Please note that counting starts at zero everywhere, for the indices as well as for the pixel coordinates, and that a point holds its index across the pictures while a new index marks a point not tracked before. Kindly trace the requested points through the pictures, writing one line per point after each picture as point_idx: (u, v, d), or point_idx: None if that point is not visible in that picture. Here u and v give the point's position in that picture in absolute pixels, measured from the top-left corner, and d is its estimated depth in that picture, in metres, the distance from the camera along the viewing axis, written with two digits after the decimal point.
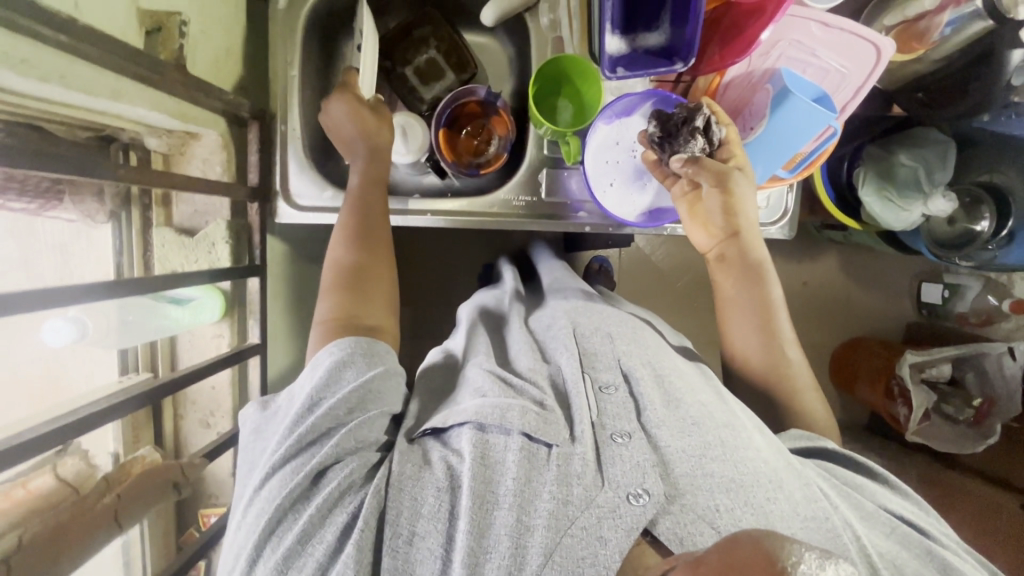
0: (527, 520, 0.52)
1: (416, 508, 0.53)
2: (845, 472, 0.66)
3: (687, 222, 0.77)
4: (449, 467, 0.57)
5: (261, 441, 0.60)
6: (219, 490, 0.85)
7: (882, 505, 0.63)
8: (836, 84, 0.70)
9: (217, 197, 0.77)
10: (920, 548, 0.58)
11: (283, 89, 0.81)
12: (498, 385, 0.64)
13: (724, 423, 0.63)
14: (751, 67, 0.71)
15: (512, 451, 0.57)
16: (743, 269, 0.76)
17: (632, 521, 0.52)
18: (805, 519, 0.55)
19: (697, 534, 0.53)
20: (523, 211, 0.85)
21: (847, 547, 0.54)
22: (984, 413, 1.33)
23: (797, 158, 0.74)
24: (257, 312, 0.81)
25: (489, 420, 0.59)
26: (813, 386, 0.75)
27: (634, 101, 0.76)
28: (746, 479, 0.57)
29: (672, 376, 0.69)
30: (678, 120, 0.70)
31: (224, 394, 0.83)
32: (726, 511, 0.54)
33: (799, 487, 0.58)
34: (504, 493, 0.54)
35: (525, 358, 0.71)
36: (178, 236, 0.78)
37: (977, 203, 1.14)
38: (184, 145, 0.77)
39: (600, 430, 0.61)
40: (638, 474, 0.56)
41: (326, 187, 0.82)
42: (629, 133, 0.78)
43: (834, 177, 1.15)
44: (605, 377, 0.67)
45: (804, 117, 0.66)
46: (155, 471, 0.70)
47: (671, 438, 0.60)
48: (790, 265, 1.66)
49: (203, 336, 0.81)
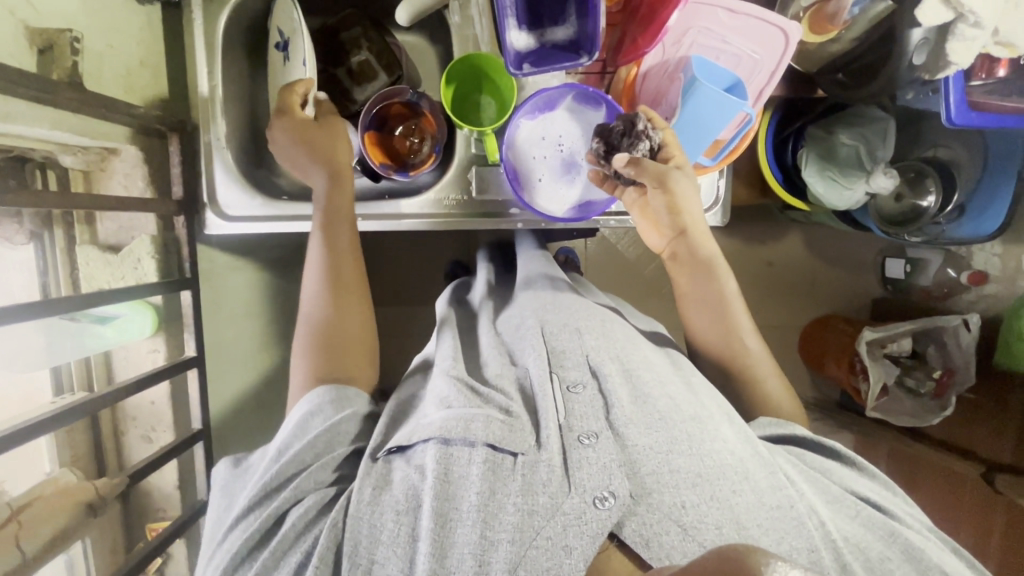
0: (491, 536, 0.49)
1: (375, 534, 0.51)
2: (811, 457, 0.64)
3: (638, 220, 0.76)
4: (410, 486, 0.53)
5: (231, 497, 0.60)
6: (166, 503, 0.86)
7: (845, 486, 0.62)
8: (750, 69, 0.70)
9: (140, 213, 0.77)
10: (882, 530, 0.57)
11: (204, 100, 0.81)
12: (464, 394, 0.60)
13: (691, 416, 0.60)
14: (665, 56, 0.71)
15: (475, 464, 0.54)
16: (696, 267, 0.74)
17: (597, 526, 0.50)
18: (769, 510, 0.54)
19: (664, 533, 0.51)
20: (456, 212, 0.85)
21: (812, 535, 0.52)
22: (944, 385, 1.34)
23: (720, 143, 0.75)
24: (192, 325, 0.81)
25: (452, 434, 0.55)
26: (777, 370, 0.73)
27: (553, 95, 0.75)
28: (713, 473, 0.55)
29: (641, 369, 0.65)
30: (615, 133, 0.69)
31: (165, 409, 0.83)
32: (693, 508, 0.52)
33: (764, 476, 0.56)
34: (465, 510, 0.51)
35: (492, 364, 0.68)
36: (103, 253, 0.78)
37: (922, 177, 1.16)
38: (103, 161, 0.76)
39: (567, 432, 0.57)
40: (605, 475, 0.53)
41: (256, 196, 0.83)
42: (554, 128, 0.77)
43: (779, 159, 1.13)
44: (573, 375, 0.63)
45: (715, 103, 0.66)
46: (69, 492, 0.70)
47: (638, 435, 0.57)
48: (755, 246, 1.67)
49: (138, 352, 0.81)
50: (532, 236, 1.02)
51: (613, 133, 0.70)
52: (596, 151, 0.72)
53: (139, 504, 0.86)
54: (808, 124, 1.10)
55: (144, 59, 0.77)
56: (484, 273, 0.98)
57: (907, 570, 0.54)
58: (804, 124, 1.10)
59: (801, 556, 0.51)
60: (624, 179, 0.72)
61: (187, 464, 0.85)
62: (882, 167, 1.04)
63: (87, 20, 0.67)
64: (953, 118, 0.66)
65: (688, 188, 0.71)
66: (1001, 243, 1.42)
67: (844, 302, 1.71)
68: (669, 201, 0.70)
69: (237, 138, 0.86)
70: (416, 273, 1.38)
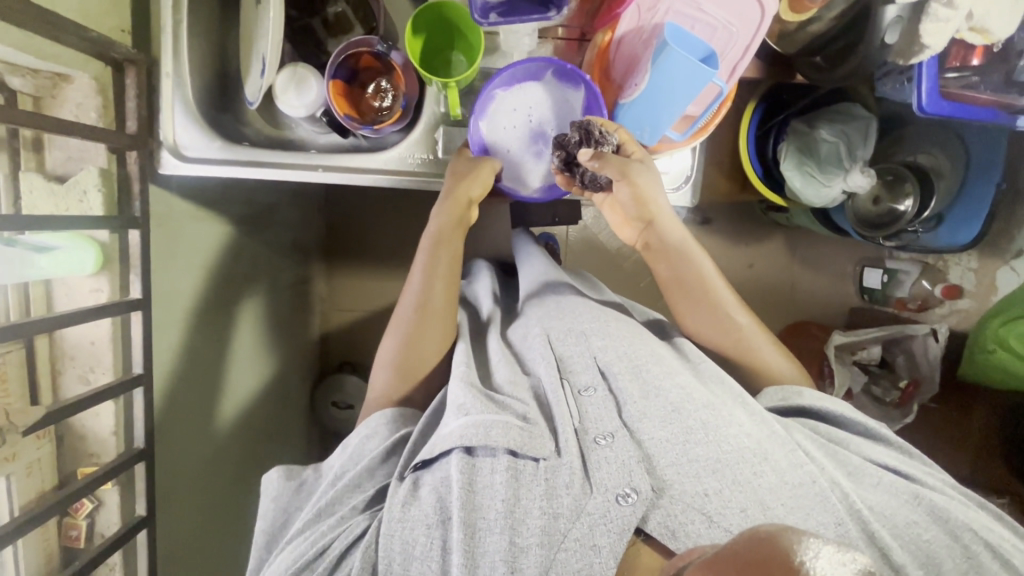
0: (519, 542, 0.51)
1: (408, 549, 0.53)
2: (831, 430, 0.65)
3: (611, 216, 0.78)
4: (439, 497, 0.55)
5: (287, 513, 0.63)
6: (102, 449, 0.83)
7: (865, 454, 0.63)
8: (725, 42, 0.69)
9: (90, 143, 0.74)
10: (905, 494, 0.58)
11: (166, 33, 0.78)
12: (480, 401, 0.62)
13: (705, 404, 0.61)
14: (639, 22, 0.70)
15: (499, 473, 0.56)
16: (669, 254, 0.75)
17: (623, 522, 0.51)
18: (792, 488, 0.55)
19: (688, 523, 0.52)
20: (421, 170, 0.82)
21: (837, 509, 0.53)
22: (909, 394, 1.33)
23: (691, 117, 0.73)
24: (138, 266, 0.78)
25: (472, 444, 0.57)
26: (773, 339, 0.74)
27: (535, 67, 0.73)
28: (731, 458, 0.56)
29: (649, 364, 0.66)
30: (572, 143, 0.70)
31: (104, 350, 0.80)
32: (716, 494, 0.53)
33: (783, 455, 0.57)
34: (492, 518, 0.52)
35: (502, 371, 0.70)
36: (49, 182, 0.74)
37: (900, 181, 1.15)
38: (54, 87, 0.73)
39: (583, 434, 0.60)
40: (625, 473, 0.54)
41: (215, 139, 0.82)
42: (526, 100, 0.75)
43: (761, 154, 1.12)
44: (584, 379, 0.66)
45: (685, 71, 0.64)
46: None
47: (652, 430, 0.59)
48: (736, 247, 1.66)
49: (80, 289, 0.77)
50: (531, 239, 1.02)
51: (569, 143, 0.71)
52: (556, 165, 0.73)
53: (73, 448, 0.83)
54: (792, 117, 1.08)
55: None
56: (486, 272, 0.97)
57: (936, 533, 0.55)
58: (788, 117, 1.08)
59: (827, 530, 0.52)
60: (591, 184, 0.73)
61: (125, 410, 0.82)
62: (859, 167, 1.04)
63: None
64: (924, 106, 0.65)
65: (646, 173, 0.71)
66: (976, 258, 1.45)
67: (820, 309, 1.71)
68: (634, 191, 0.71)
69: (200, 78, 0.83)
70: None
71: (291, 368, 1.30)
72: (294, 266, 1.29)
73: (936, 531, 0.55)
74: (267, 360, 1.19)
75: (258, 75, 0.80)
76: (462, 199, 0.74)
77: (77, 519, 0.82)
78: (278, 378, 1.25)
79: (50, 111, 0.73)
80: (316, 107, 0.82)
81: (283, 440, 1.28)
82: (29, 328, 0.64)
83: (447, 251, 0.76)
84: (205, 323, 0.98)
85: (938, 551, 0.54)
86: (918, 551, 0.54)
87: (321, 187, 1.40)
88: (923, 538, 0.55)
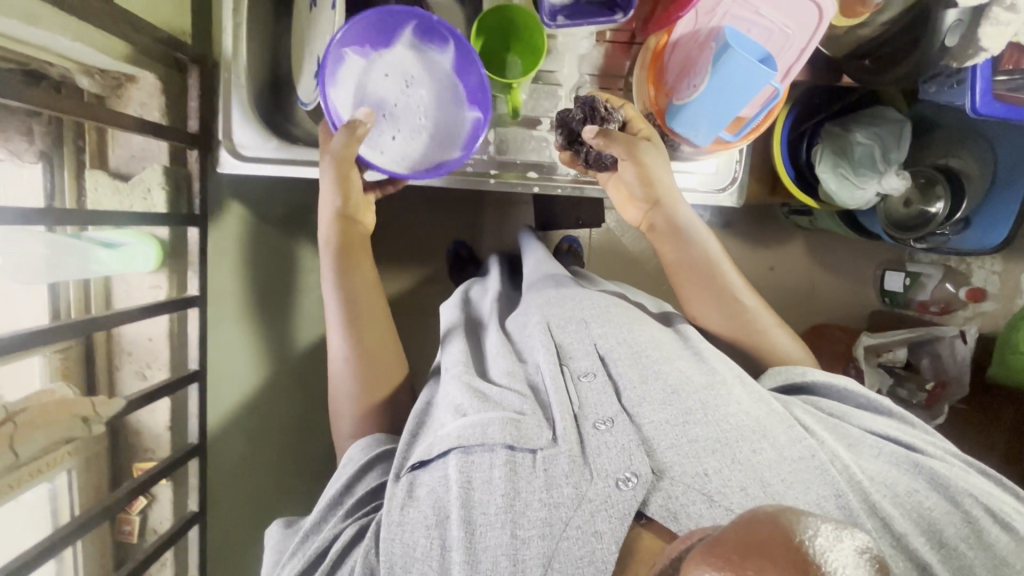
0: (521, 534, 0.51)
1: (409, 552, 0.52)
2: (829, 404, 0.65)
3: (614, 195, 0.80)
4: (436, 497, 0.55)
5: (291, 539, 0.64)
6: (155, 444, 0.84)
7: (863, 426, 0.63)
8: (781, 45, 0.70)
9: (154, 141, 0.76)
10: (906, 463, 0.58)
11: (226, 35, 0.80)
12: (476, 398, 0.61)
13: (704, 385, 0.62)
14: (696, 25, 0.71)
15: (497, 468, 0.55)
16: (676, 236, 0.76)
17: (624, 507, 0.52)
18: (792, 462, 0.55)
19: (689, 504, 0.52)
20: (473, 172, 0.83)
21: (836, 481, 0.54)
22: (936, 395, 1.33)
23: (743, 120, 0.75)
24: (196, 262, 0.79)
25: (470, 441, 0.56)
26: (778, 320, 0.75)
27: (386, 18, 0.69)
28: (731, 437, 0.57)
29: (649, 349, 0.67)
30: (575, 119, 0.76)
31: (162, 346, 0.81)
32: (715, 474, 0.54)
33: (783, 431, 0.57)
34: (493, 512, 0.52)
35: (502, 363, 0.68)
36: (113, 181, 0.77)
37: (931, 184, 1.16)
38: (121, 87, 0.75)
39: (582, 421, 0.59)
40: (625, 457, 0.55)
41: (271, 137, 0.82)
42: (365, 85, 0.72)
43: (794, 156, 1.13)
44: (583, 365, 0.65)
45: (744, 75, 0.66)
46: (64, 403, 0.66)
47: (651, 413, 0.59)
48: (756, 249, 1.67)
49: (138, 286, 0.78)
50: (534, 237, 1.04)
51: (572, 120, 0.76)
52: (561, 140, 0.79)
53: (127, 444, 0.84)
54: (825, 120, 1.10)
55: None
56: (495, 273, 0.97)
57: (936, 501, 0.55)
58: (822, 120, 1.10)
59: (827, 502, 0.52)
60: (595, 162, 0.78)
61: (180, 405, 0.83)
62: (894, 169, 1.06)
63: None
64: (977, 108, 0.67)
65: (655, 155, 0.74)
66: (999, 261, 1.49)
67: (840, 312, 1.72)
68: (642, 169, 0.74)
69: (257, 80, 0.85)
70: (422, 247, 1.38)
71: None
72: None
73: (937, 498, 0.55)
74: None
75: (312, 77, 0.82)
76: (330, 217, 0.74)
77: (129, 515, 0.84)
78: None
79: (116, 111, 0.75)
80: None
81: None
82: (102, 322, 0.65)
83: (356, 282, 0.73)
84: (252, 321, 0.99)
85: (940, 518, 0.54)
86: (920, 518, 0.54)
87: None
88: (925, 505, 0.55)
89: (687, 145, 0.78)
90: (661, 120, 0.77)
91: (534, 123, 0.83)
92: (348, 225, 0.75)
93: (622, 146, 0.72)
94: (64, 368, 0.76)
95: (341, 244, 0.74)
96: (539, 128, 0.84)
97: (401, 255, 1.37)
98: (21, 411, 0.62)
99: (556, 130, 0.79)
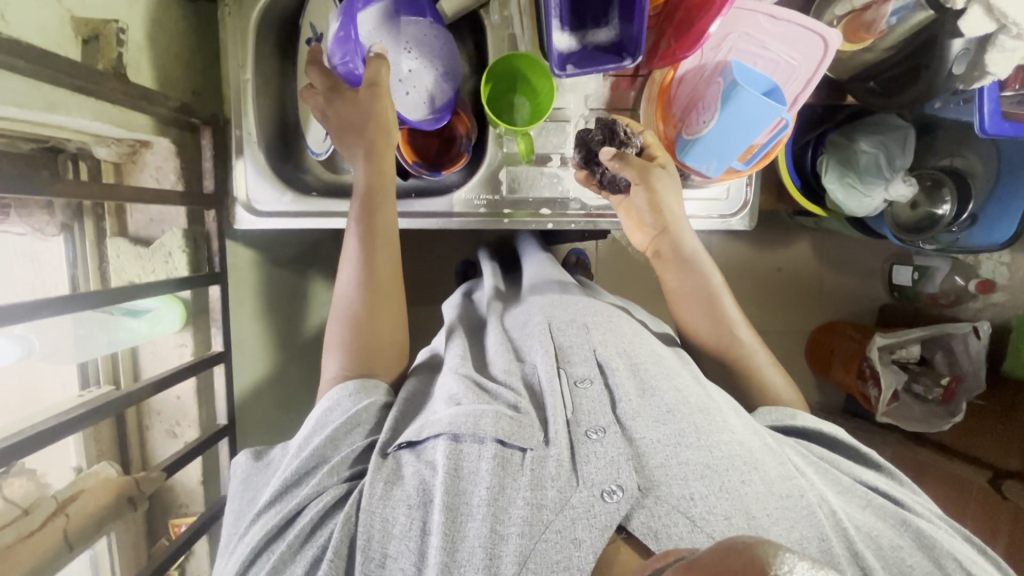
0: (500, 530, 0.50)
1: (388, 529, 0.52)
2: (822, 451, 0.66)
3: (624, 221, 0.80)
4: (421, 481, 0.55)
5: (256, 489, 0.61)
6: (190, 499, 0.85)
7: (853, 477, 0.64)
8: (786, 76, 0.72)
9: (172, 206, 0.76)
10: (894, 519, 0.58)
11: (235, 93, 0.81)
12: (472, 391, 0.63)
13: (700, 408, 0.62)
14: (703, 61, 0.73)
15: (485, 459, 0.55)
16: (680, 263, 0.77)
17: (606, 519, 0.51)
18: (779, 499, 0.54)
19: (671, 525, 0.52)
20: (485, 212, 0.85)
21: (822, 524, 0.53)
22: (951, 391, 1.35)
23: (753, 149, 0.75)
24: (220, 319, 0.80)
25: (461, 430, 0.57)
26: (773, 364, 0.75)
27: None
28: (721, 463, 0.56)
29: (647, 364, 0.68)
30: (596, 140, 0.78)
31: (190, 404, 0.82)
32: (702, 499, 0.53)
33: (773, 466, 0.57)
34: (475, 504, 0.52)
35: (500, 360, 0.71)
36: (134, 246, 0.77)
37: (938, 186, 1.17)
38: (135, 153, 0.76)
39: (574, 427, 0.59)
40: (613, 468, 0.54)
41: (285, 192, 0.83)
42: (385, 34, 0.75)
43: (798, 165, 1.14)
44: (581, 371, 0.66)
45: (753, 110, 0.66)
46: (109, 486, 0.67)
47: (644, 430, 0.59)
48: (764, 251, 1.67)
49: (166, 346, 0.80)
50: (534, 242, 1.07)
51: (591, 141, 0.78)
52: (579, 160, 0.81)
53: (162, 501, 0.85)
54: (830, 130, 1.10)
55: (178, 53, 0.76)
56: (489, 274, 1.00)
57: (920, 558, 0.55)
58: (827, 130, 1.10)
59: (811, 544, 0.51)
60: (609, 184, 0.79)
61: (211, 460, 0.84)
62: (900, 176, 1.06)
63: (126, 10, 0.67)
64: (986, 127, 0.68)
65: (670, 181, 0.75)
66: (1007, 252, 1.49)
67: (850, 308, 1.72)
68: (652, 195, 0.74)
69: (268, 132, 0.85)
70: (432, 272, 1.39)
71: None
72: None
73: (921, 558, 0.55)
74: None
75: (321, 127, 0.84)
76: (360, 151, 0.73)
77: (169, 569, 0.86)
78: None
79: (132, 177, 0.76)
80: None
81: None
82: (138, 394, 0.66)
83: (377, 240, 0.73)
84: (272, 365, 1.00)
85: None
86: (901, 574, 0.54)
87: None
88: (908, 562, 0.55)
89: (697, 176, 0.79)
90: (672, 152, 0.78)
91: (545, 160, 0.84)
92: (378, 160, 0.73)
93: (636, 171, 0.72)
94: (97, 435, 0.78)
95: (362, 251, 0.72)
96: (549, 164, 0.85)
97: (412, 282, 1.38)
98: (72, 499, 0.64)
99: (576, 151, 0.81)
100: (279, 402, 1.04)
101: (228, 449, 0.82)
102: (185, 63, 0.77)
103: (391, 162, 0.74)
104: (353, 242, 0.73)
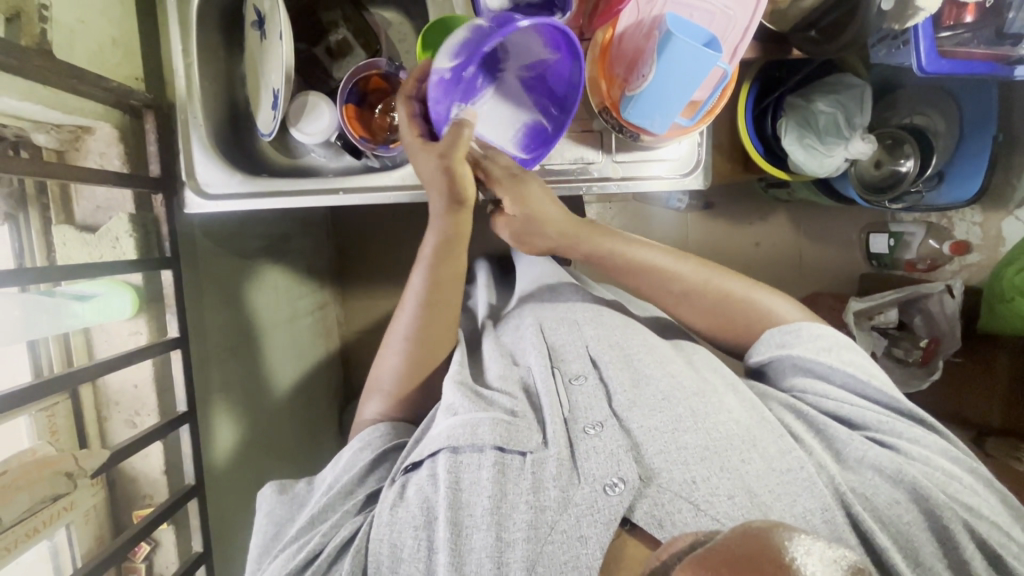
0: (506, 537, 0.54)
1: (397, 552, 0.56)
2: (821, 390, 0.66)
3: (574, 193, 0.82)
4: (425, 498, 0.58)
5: (283, 532, 0.64)
6: (154, 489, 0.84)
7: (853, 428, 0.64)
8: (724, 26, 0.73)
9: (117, 190, 0.76)
10: (889, 470, 0.59)
11: (183, 78, 0.81)
12: (468, 399, 0.65)
13: (694, 392, 0.65)
14: (639, 16, 0.73)
15: (485, 468, 0.59)
16: (682, 258, 0.80)
17: (610, 512, 0.54)
18: (780, 474, 0.57)
19: (676, 511, 0.54)
20: None
21: (824, 494, 0.55)
22: (931, 352, 1.28)
23: (698, 102, 0.77)
24: (174, 305, 0.79)
25: (460, 442, 0.60)
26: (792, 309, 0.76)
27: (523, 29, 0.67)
28: (720, 445, 0.59)
29: (640, 353, 0.70)
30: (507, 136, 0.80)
31: (148, 392, 0.81)
32: (703, 482, 0.56)
33: (772, 442, 0.60)
34: (479, 515, 0.56)
35: (494, 367, 0.72)
36: (80, 233, 0.76)
37: (899, 144, 1.17)
38: (77, 139, 0.75)
39: (573, 424, 0.63)
40: (613, 462, 0.57)
41: (235, 173, 0.82)
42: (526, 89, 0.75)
43: (760, 132, 1.12)
44: (574, 368, 0.70)
45: (691, 58, 0.67)
46: (46, 464, 0.68)
47: (641, 419, 0.62)
48: (741, 228, 1.59)
49: (119, 333, 0.80)
50: None
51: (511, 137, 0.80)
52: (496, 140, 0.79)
53: (128, 490, 0.84)
54: (786, 93, 1.09)
55: (117, 37, 0.76)
56: (484, 282, 1.00)
57: (915, 513, 0.57)
58: (783, 93, 1.09)
59: (814, 516, 0.54)
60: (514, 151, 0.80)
61: (172, 447, 0.83)
62: (859, 133, 1.06)
63: None
64: (924, 66, 0.76)
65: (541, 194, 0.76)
66: (979, 212, 1.40)
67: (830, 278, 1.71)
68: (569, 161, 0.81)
69: (213, 117, 0.85)
70: None
71: (315, 393, 1.30)
72: (311, 294, 1.30)
73: (916, 512, 0.57)
74: (291, 386, 1.19)
75: (270, 108, 0.83)
76: (442, 208, 0.74)
77: (135, 562, 0.84)
78: (304, 404, 1.24)
79: (76, 163, 0.75)
80: (330, 132, 0.84)
81: (312, 467, 1.28)
82: (79, 375, 0.64)
83: (445, 277, 0.76)
84: (238, 353, 1.00)
85: (917, 534, 0.56)
86: (897, 533, 0.56)
87: (325, 212, 1.41)
88: (903, 519, 0.56)
89: (645, 136, 0.79)
90: (617, 112, 0.77)
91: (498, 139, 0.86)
92: (460, 214, 0.75)
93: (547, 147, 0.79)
94: (52, 425, 0.76)
95: (429, 284, 0.76)
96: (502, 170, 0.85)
97: None
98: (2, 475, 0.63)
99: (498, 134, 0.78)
100: (249, 391, 1.02)
101: (189, 436, 0.81)
102: (126, 47, 0.77)
103: (463, 259, 0.77)
104: (419, 273, 0.77)
